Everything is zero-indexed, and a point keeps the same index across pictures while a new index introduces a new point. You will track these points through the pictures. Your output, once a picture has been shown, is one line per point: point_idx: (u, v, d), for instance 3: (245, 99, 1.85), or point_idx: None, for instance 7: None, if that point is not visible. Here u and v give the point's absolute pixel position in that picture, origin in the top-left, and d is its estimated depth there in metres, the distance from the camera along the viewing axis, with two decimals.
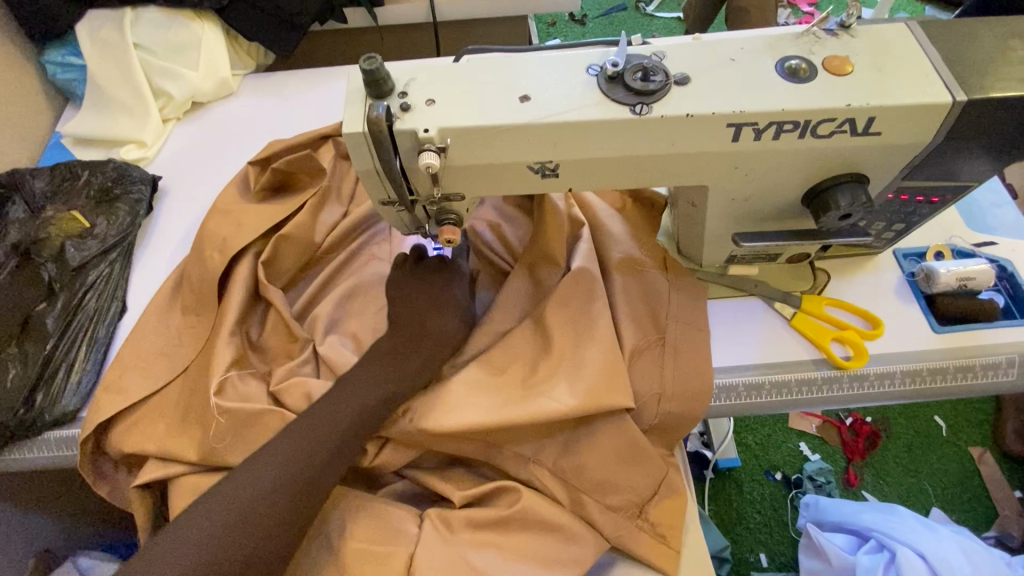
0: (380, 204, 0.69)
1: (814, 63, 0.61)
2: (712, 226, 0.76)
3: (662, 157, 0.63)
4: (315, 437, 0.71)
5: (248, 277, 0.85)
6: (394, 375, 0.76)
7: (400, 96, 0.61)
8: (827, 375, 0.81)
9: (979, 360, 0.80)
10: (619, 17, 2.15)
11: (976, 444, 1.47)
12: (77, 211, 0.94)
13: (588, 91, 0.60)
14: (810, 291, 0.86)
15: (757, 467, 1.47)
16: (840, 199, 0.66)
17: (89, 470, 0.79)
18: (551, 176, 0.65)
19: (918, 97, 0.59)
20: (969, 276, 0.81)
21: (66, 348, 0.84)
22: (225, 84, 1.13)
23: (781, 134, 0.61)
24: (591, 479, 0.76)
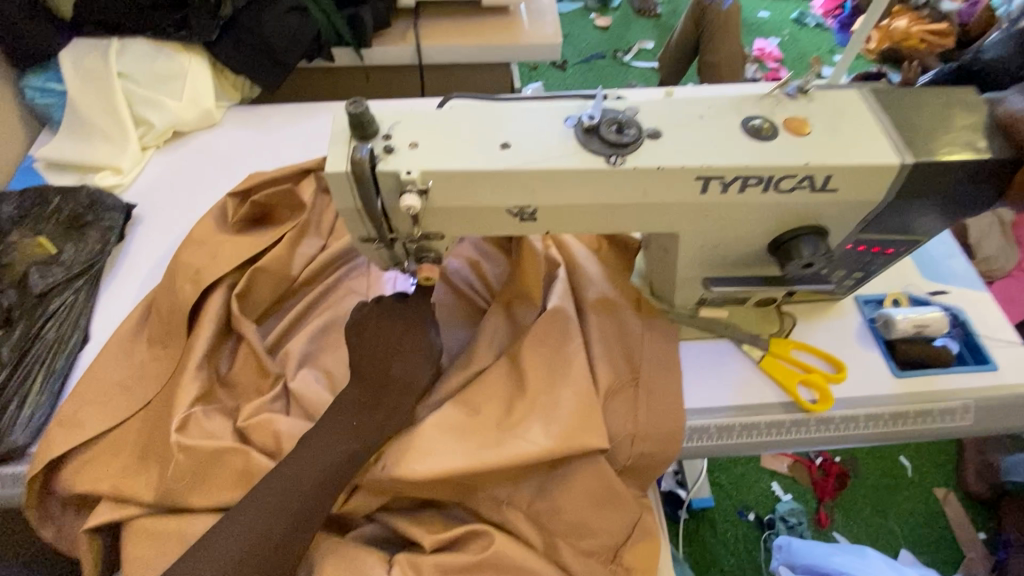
0: (359, 240, 0.70)
1: (776, 122, 0.66)
2: (684, 270, 0.78)
3: (636, 205, 0.66)
4: (286, 497, 0.67)
5: (219, 310, 0.83)
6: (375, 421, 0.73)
7: (384, 139, 0.63)
8: (794, 417, 0.83)
9: (936, 406, 0.84)
10: (598, 64, 2.25)
11: (941, 485, 1.51)
12: (44, 237, 0.92)
13: (566, 140, 0.63)
14: (777, 335, 0.89)
15: (730, 507, 1.47)
16: (803, 249, 0.69)
17: (35, 511, 0.75)
18: (530, 219, 0.67)
19: (871, 158, 0.64)
20: (925, 323, 0.85)
21: (21, 378, 0.81)
22: (207, 114, 1.14)
23: (747, 187, 0.64)
24: (566, 521, 0.75)
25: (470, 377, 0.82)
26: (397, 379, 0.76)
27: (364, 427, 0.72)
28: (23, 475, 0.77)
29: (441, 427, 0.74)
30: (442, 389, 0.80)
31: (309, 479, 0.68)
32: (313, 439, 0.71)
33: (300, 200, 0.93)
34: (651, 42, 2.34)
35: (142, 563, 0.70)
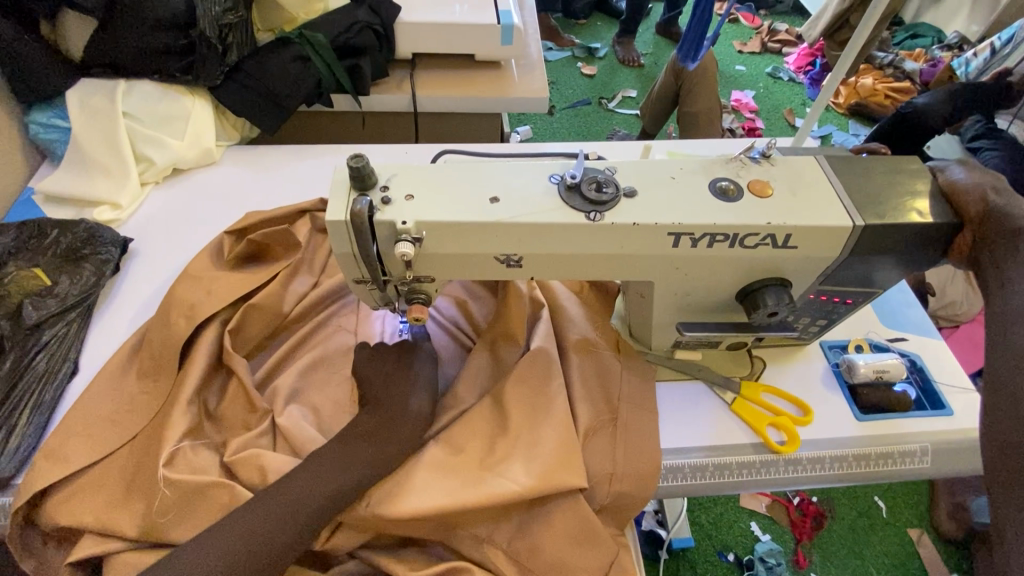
0: (353, 282, 0.74)
1: (741, 185, 0.72)
2: (659, 315, 0.83)
3: (614, 256, 0.71)
4: (273, 526, 0.68)
5: (211, 345, 0.86)
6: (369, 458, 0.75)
7: (381, 191, 0.68)
8: (764, 458, 0.86)
9: (898, 448, 0.89)
10: (584, 110, 2.37)
11: (914, 526, 1.54)
12: (39, 268, 0.94)
13: (550, 196, 0.68)
14: (748, 378, 0.94)
15: (710, 548, 1.49)
16: (768, 299, 0.75)
17: (16, 543, 0.74)
18: (516, 266, 0.72)
19: (826, 220, 0.70)
20: (884, 368, 0.90)
21: (8, 410, 0.81)
22: (208, 153, 1.18)
23: (715, 243, 0.70)
24: (545, 560, 0.77)
25: (454, 416, 0.84)
26: (391, 419, 0.79)
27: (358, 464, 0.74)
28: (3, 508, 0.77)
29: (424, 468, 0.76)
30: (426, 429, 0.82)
31: (298, 511, 0.70)
32: (307, 472, 0.73)
33: (296, 239, 0.97)
34: (634, 90, 2.47)
35: None
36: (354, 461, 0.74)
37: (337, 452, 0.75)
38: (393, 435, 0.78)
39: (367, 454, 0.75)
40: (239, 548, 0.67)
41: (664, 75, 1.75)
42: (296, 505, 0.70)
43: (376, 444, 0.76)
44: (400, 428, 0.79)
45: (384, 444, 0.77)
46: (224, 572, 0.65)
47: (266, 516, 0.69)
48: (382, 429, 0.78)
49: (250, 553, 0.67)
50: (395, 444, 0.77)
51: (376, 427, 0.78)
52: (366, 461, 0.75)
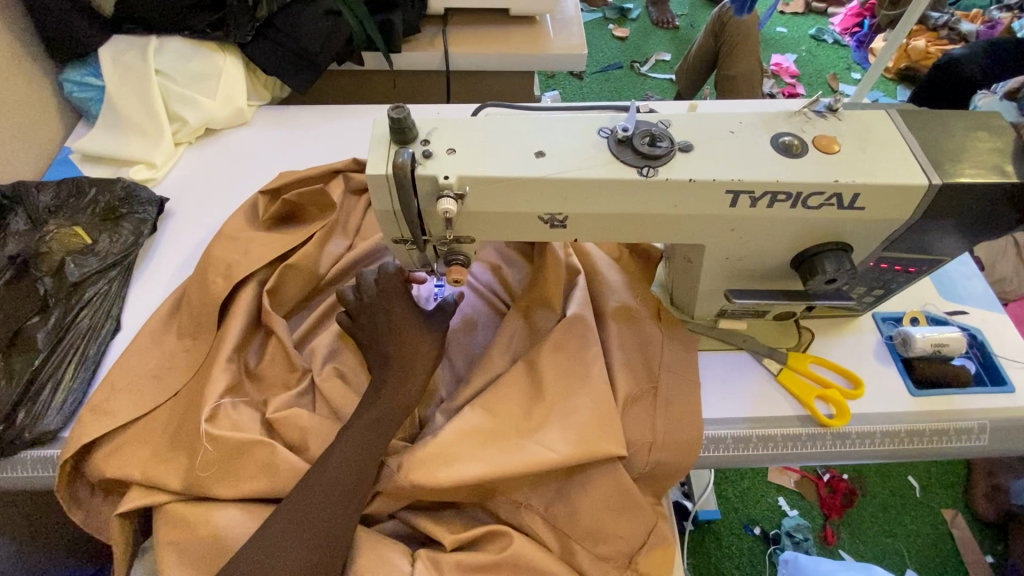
0: (392, 241, 0.72)
1: (805, 140, 0.67)
2: (705, 282, 0.80)
3: (664, 216, 0.67)
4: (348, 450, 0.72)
5: (249, 304, 0.85)
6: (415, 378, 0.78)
7: (423, 144, 0.65)
8: (810, 431, 0.83)
9: (953, 425, 0.84)
10: (615, 74, 2.27)
11: (949, 506, 1.50)
12: (80, 227, 0.94)
13: (599, 151, 0.65)
14: (795, 349, 0.90)
15: (736, 521, 1.48)
16: (828, 265, 0.70)
17: (66, 494, 0.77)
18: (559, 227, 0.69)
19: (899, 178, 0.65)
20: (943, 342, 0.85)
21: (55, 364, 0.83)
22: (239, 113, 1.16)
23: (775, 203, 0.66)
24: (582, 526, 0.76)
25: (490, 380, 0.83)
26: (398, 380, 0.77)
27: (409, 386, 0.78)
28: (54, 458, 0.79)
29: (462, 433, 0.75)
30: (463, 392, 0.81)
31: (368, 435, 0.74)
32: (330, 454, 0.72)
33: (331, 200, 0.96)
34: (669, 53, 2.35)
35: (169, 551, 0.72)
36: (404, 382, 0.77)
37: (353, 426, 0.74)
38: (400, 396, 0.77)
39: (380, 421, 0.75)
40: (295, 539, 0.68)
41: (704, 34, 1.65)
42: (331, 487, 0.70)
43: (382, 408, 0.76)
44: (409, 389, 0.77)
45: (394, 405, 0.76)
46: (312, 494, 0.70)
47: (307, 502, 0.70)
48: (387, 391, 0.77)
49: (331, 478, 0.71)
50: (403, 403, 0.77)
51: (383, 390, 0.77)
52: (383, 430, 0.75)
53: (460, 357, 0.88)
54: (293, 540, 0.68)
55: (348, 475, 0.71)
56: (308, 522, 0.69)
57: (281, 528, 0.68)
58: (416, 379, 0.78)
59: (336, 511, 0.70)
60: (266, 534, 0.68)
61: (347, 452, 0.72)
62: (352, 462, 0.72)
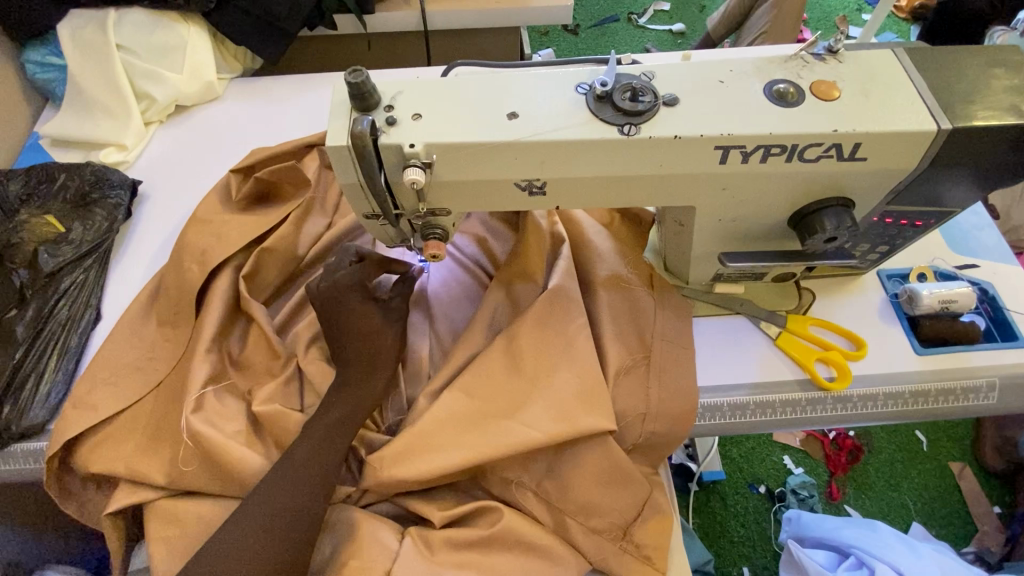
0: (364, 217, 0.68)
1: (802, 87, 0.61)
2: (699, 246, 0.75)
3: (651, 177, 0.62)
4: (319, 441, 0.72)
5: (226, 292, 0.83)
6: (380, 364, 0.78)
7: (386, 110, 0.60)
8: (810, 396, 0.81)
9: (961, 383, 0.81)
10: (611, 28, 2.16)
11: (956, 459, 1.49)
12: (52, 216, 0.92)
13: (577, 109, 0.60)
14: (795, 312, 0.86)
15: (741, 480, 1.48)
16: (826, 222, 0.66)
17: (56, 488, 0.77)
18: (539, 193, 0.64)
19: (905, 125, 0.59)
20: (952, 298, 0.81)
21: (36, 356, 0.82)
22: (210, 87, 1.11)
23: (769, 157, 0.61)
24: (576, 500, 0.75)
25: (473, 356, 0.80)
26: (362, 371, 0.76)
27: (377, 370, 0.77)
28: (42, 451, 0.79)
29: (447, 412, 0.74)
30: (446, 369, 0.78)
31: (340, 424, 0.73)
32: (262, 493, 0.68)
33: (305, 176, 0.91)
34: (668, 3, 2.22)
35: (161, 540, 0.72)
36: (372, 367, 0.77)
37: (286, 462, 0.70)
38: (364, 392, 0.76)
39: (319, 453, 0.71)
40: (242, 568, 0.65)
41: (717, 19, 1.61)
42: (293, 492, 0.68)
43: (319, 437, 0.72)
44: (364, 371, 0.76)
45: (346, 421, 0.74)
46: (282, 483, 0.69)
47: (243, 544, 0.66)
48: (352, 383, 0.76)
49: (302, 467, 0.70)
50: (348, 410, 0.74)
51: (324, 413, 0.73)
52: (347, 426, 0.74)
53: (446, 331, 0.86)
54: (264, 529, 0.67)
55: (293, 495, 0.68)
56: (255, 554, 0.66)
57: (254, 517, 0.67)
58: (370, 388, 0.76)
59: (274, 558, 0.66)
60: (226, 545, 0.66)
61: (283, 492, 0.68)
62: (289, 502, 0.68)
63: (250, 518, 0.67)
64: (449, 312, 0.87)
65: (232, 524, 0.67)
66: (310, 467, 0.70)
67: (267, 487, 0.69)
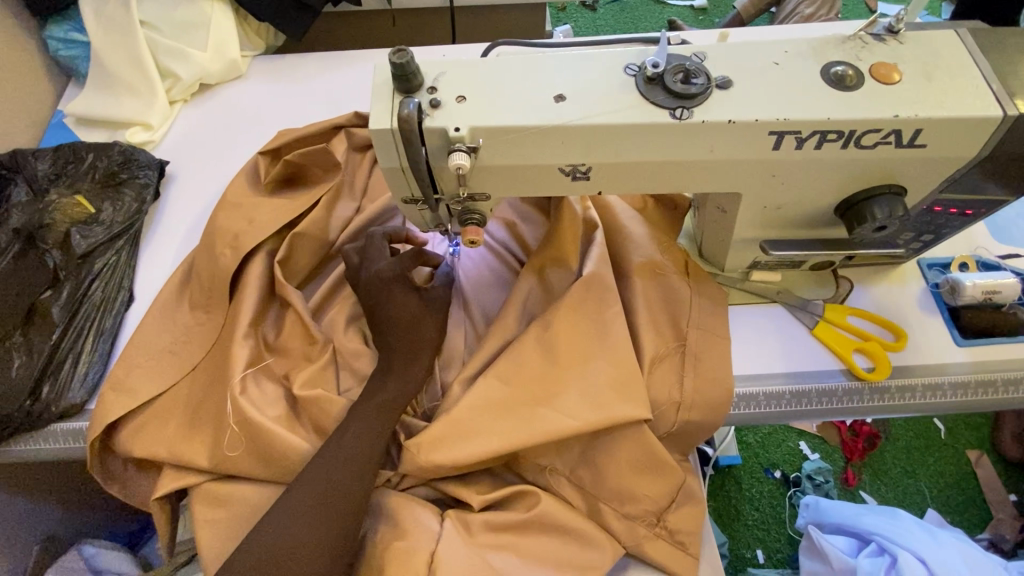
0: (402, 202, 0.66)
1: (861, 70, 0.59)
2: (740, 234, 0.74)
3: (700, 164, 0.60)
4: (363, 428, 0.72)
5: (261, 276, 0.83)
6: (416, 353, 0.78)
7: (430, 92, 0.59)
8: (847, 386, 0.80)
9: (1000, 375, 0.80)
10: (631, 3, 2.09)
11: (974, 448, 1.48)
12: (81, 196, 0.92)
13: (626, 93, 0.58)
14: (832, 300, 0.84)
15: (757, 466, 1.48)
16: (877, 211, 0.64)
17: (98, 469, 0.79)
18: (582, 179, 0.62)
19: (968, 110, 0.57)
20: (995, 289, 0.80)
21: (72, 338, 0.82)
22: (233, 65, 1.09)
23: (824, 143, 0.59)
24: (610, 485, 0.75)
25: (507, 343, 0.80)
26: (398, 362, 0.77)
27: (415, 358, 0.77)
28: (82, 431, 0.80)
29: (483, 399, 0.73)
30: (480, 356, 0.78)
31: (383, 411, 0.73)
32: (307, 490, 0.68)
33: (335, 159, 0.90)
34: None
35: (204, 519, 0.74)
36: (410, 356, 0.77)
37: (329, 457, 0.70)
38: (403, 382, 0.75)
39: (359, 450, 0.71)
40: (290, 553, 0.66)
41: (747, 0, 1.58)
42: (337, 479, 0.69)
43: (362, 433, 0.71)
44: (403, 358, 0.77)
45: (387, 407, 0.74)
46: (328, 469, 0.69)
47: (292, 528, 0.67)
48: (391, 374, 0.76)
49: (346, 452, 0.70)
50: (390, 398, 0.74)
51: (364, 407, 0.73)
52: (389, 413, 0.74)
53: (479, 317, 0.85)
54: (310, 513, 0.67)
55: (337, 480, 0.69)
56: (303, 538, 0.66)
57: (301, 502, 0.68)
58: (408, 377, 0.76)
59: (316, 556, 0.66)
60: (274, 530, 0.67)
61: (324, 486, 0.69)
62: (330, 498, 0.68)
63: (297, 504, 0.68)
64: (483, 300, 0.86)
65: (280, 511, 0.68)
66: (352, 453, 0.70)
67: (312, 473, 0.69)
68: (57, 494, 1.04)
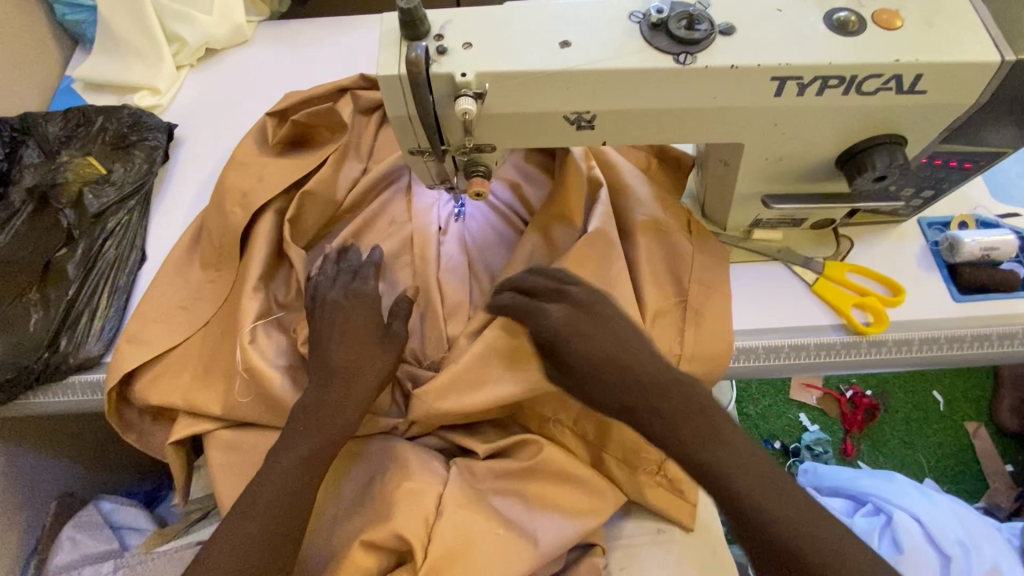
0: (409, 153, 0.67)
1: (863, 16, 0.60)
2: (742, 188, 0.75)
3: (703, 111, 0.61)
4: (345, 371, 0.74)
5: (271, 232, 0.85)
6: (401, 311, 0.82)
7: (436, 39, 0.60)
8: (845, 340, 0.81)
9: (996, 330, 0.81)
10: None
11: (972, 420, 1.50)
12: (92, 157, 0.93)
13: (630, 39, 0.59)
14: (832, 258, 0.86)
15: (756, 436, 1.51)
16: (877, 160, 0.65)
17: (116, 418, 0.81)
18: (587, 128, 0.63)
19: (967, 55, 0.58)
20: (993, 246, 0.81)
21: (88, 293, 0.84)
22: (239, 30, 1.09)
23: (825, 89, 0.60)
24: (613, 435, 0.77)
25: None
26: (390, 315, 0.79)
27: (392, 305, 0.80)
28: (99, 383, 0.83)
29: (488, 350, 0.75)
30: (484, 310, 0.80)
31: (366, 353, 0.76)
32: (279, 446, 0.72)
33: (343, 120, 0.91)
34: None
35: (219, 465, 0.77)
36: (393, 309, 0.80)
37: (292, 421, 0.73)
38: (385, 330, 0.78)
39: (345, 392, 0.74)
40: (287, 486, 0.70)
41: None
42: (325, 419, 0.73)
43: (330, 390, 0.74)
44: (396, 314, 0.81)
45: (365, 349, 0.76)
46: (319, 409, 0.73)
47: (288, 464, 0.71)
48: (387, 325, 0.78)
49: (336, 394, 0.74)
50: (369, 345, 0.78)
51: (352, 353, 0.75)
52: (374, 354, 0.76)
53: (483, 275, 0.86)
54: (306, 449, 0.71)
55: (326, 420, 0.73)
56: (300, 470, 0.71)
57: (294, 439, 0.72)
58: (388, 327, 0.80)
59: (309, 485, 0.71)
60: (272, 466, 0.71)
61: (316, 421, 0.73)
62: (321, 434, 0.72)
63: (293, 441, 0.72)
64: (489, 256, 0.88)
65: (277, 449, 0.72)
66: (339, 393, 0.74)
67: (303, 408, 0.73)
68: (76, 452, 1.08)
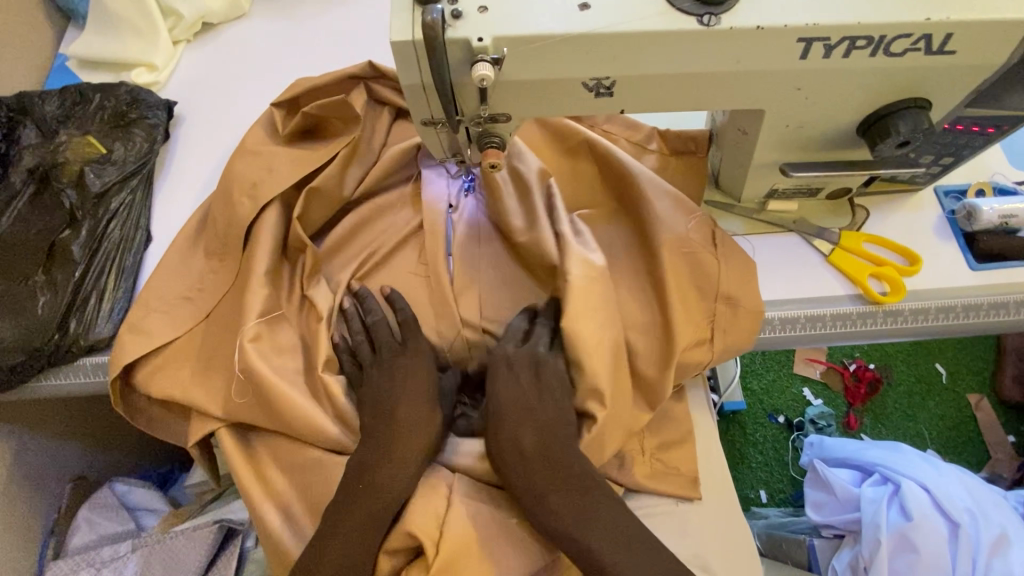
0: (422, 124, 0.66)
1: None
2: (760, 157, 0.74)
3: (725, 75, 0.60)
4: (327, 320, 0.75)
5: (277, 228, 0.83)
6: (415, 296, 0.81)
7: (450, 3, 0.57)
8: (863, 311, 0.81)
9: (1012, 297, 0.81)
10: None
11: (975, 392, 1.51)
12: (92, 136, 0.91)
13: (651, 1, 0.57)
14: (848, 228, 0.85)
15: (761, 411, 1.52)
16: (901, 125, 0.63)
17: (119, 402, 0.81)
18: (606, 94, 0.62)
19: (998, 12, 0.56)
20: (1011, 213, 0.80)
21: (95, 275, 0.83)
22: (236, 3, 1.06)
23: (853, 51, 0.58)
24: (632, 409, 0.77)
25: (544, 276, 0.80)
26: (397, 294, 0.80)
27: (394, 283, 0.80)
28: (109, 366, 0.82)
29: None
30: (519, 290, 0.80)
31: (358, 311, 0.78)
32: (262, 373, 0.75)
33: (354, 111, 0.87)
34: None
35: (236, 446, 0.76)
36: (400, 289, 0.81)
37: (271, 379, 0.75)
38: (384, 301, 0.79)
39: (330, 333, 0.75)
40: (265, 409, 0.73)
41: None
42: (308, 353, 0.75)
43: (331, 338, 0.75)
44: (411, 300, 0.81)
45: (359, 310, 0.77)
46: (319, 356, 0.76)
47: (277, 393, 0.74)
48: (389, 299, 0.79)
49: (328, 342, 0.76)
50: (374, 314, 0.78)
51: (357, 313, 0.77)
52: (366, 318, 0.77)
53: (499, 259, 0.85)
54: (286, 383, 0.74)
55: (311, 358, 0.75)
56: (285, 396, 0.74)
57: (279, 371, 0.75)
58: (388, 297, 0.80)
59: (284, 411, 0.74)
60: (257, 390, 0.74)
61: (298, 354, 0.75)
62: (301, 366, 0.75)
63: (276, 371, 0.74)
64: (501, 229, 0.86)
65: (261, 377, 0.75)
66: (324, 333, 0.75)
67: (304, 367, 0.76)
68: (88, 437, 1.08)
